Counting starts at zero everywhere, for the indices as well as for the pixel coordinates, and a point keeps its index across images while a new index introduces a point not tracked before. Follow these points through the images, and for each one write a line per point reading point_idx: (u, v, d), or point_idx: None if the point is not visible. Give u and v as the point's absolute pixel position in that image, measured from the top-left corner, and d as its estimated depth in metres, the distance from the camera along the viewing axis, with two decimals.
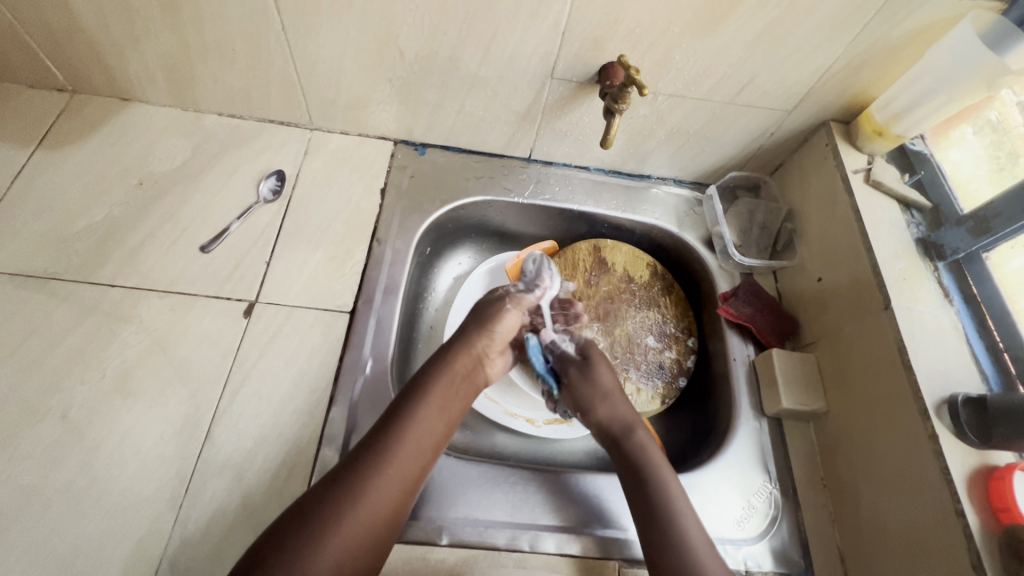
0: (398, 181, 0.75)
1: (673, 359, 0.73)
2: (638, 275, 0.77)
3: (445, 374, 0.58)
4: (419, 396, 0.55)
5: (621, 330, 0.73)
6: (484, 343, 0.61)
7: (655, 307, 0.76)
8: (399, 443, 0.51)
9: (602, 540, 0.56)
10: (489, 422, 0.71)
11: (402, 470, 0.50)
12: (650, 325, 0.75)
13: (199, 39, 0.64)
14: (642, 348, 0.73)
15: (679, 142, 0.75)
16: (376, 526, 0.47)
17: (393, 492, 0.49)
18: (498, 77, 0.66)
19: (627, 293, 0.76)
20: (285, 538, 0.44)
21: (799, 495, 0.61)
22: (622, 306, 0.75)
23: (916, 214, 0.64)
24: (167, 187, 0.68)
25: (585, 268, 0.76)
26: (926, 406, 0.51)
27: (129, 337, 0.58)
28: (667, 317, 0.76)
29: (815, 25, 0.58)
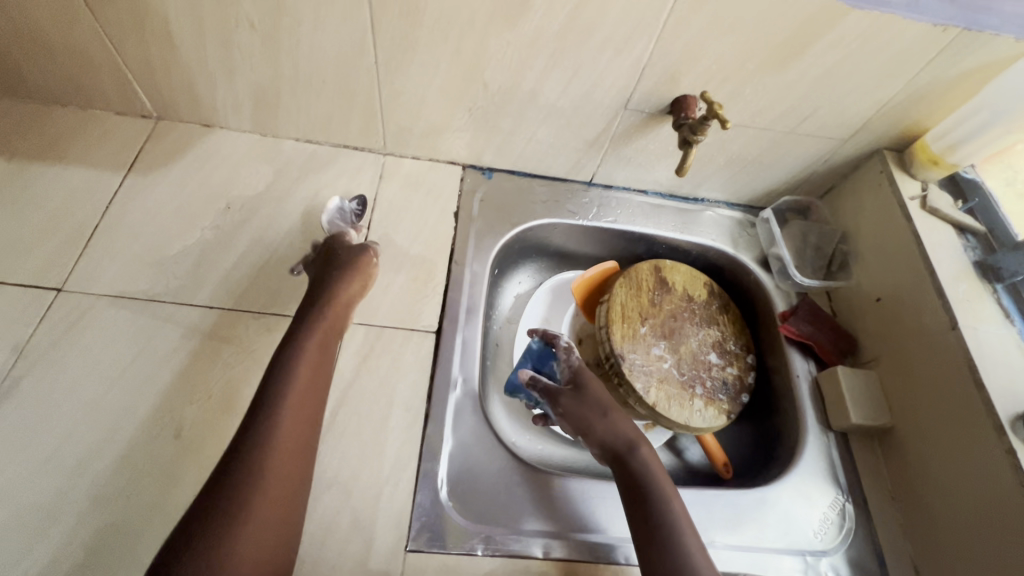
0: (469, 205, 0.78)
1: (736, 375, 0.76)
2: (698, 294, 0.80)
3: (308, 337, 0.57)
4: (290, 361, 0.54)
5: (686, 348, 0.76)
6: (347, 292, 0.61)
7: (715, 325, 0.79)
8: (283, 413, 0.50)
9: (590, 544, 0.57)
10: (561, 438, 0.74)
11: (289, 460, 0.49)
12: (712, 342, 0.77)
13: (291, 71, 0.67)
14: (705, 365, 0.75)
15: (737, 167, 0.79)
16: (283, 497, 0.47)
17: (285, 462, 0.48)
18: (573, 107, 0.70)
19: (688, 311, 0.78)
20: (202, 526, 0.43)
21: (870, 507, 0.64)
22: (685, 324, 0.77)
23: (971, 238, 0.68)
24: (254, 211, 0.71)
25: (649, 288, 0.78)
26: (1001, 422, 0.54)
27: (232, 358, 0.60)
28: (726, 335, 0.79)
29: (878, 63, 0.62)
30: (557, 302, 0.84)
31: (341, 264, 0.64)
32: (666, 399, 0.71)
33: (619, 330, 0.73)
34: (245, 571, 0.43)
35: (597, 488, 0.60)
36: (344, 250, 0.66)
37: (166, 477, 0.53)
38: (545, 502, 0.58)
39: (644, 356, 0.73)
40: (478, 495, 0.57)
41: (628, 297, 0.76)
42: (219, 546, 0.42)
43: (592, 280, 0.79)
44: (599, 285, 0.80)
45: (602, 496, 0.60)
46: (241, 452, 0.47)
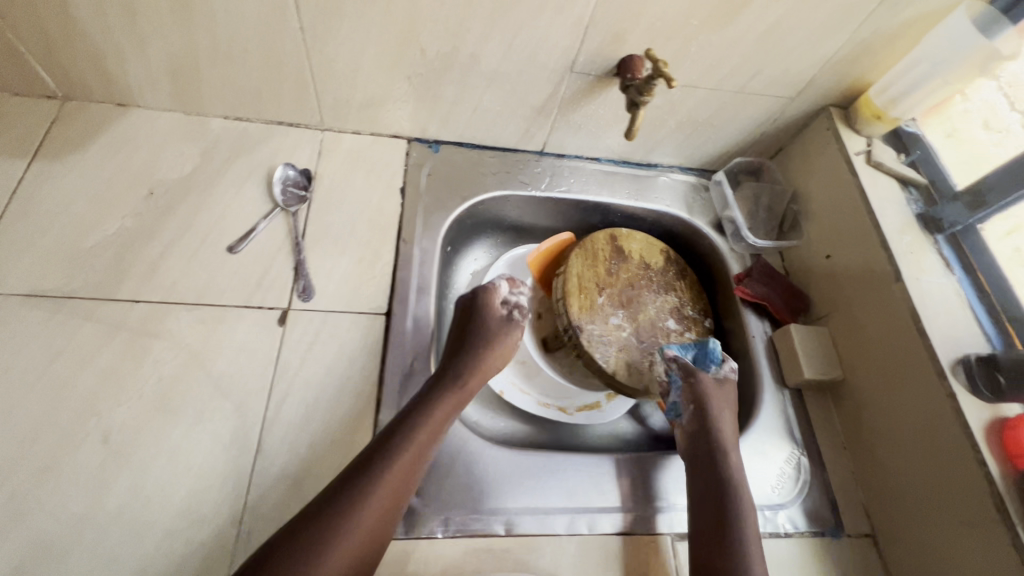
0: (416, 180, 0.74)
1: (694, 340, 0.76)
2: (654, 261, 0.79)
3: (438, 403, 0.56)
4: (423, 408, 0.55)
5: (645, 315, 0.75)
6: (485, 371, 0.63)
7: (673, 291, 0.78)
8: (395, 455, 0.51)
9: (643, 518, 0.58)
10: (521, 413, 0.73)
11: (395, 485, 0.50)
12: (670, 309, 0.77)
13: (210, 40, 0.61)
14: (664, 332, 0.75)
15: (688, 130, 0.78)
16: (377, 526, 0.48)
17: (384, 503, 0.49)
18: (517, 72, 0.67)
19: (646, 279, 0.77)
20: (286, 548, 0.45)
21: (824, 459, 0.65)
22: (643, 292, 0.77)
23: (913, 191, 0.69)
24: (180, 196, 0.66)
25: (605, 257, 0.76)
26: (942, 367, 0.56)
27: (164, 354, 0.56)
28: (683, 301, 0.78)
29: (822, 16, 0.61)
30: (513, 277, 0.82)
31: (487, 338, 0.64)
32: (626, 368, 0.70)
33: (576, 304, 0.71)
34: None
35: (555, 462, 0.59)
36: (493, 309, 0.66)
37: (96, 485, 0.49)
38: (504, 481, 0.57)
39: (602, 327, 0.72)
40: (435, 477, 0.56)
41: (583, 267, 0.74)
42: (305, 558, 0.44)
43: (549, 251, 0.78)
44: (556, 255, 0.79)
45: (572, 469, 0.59)
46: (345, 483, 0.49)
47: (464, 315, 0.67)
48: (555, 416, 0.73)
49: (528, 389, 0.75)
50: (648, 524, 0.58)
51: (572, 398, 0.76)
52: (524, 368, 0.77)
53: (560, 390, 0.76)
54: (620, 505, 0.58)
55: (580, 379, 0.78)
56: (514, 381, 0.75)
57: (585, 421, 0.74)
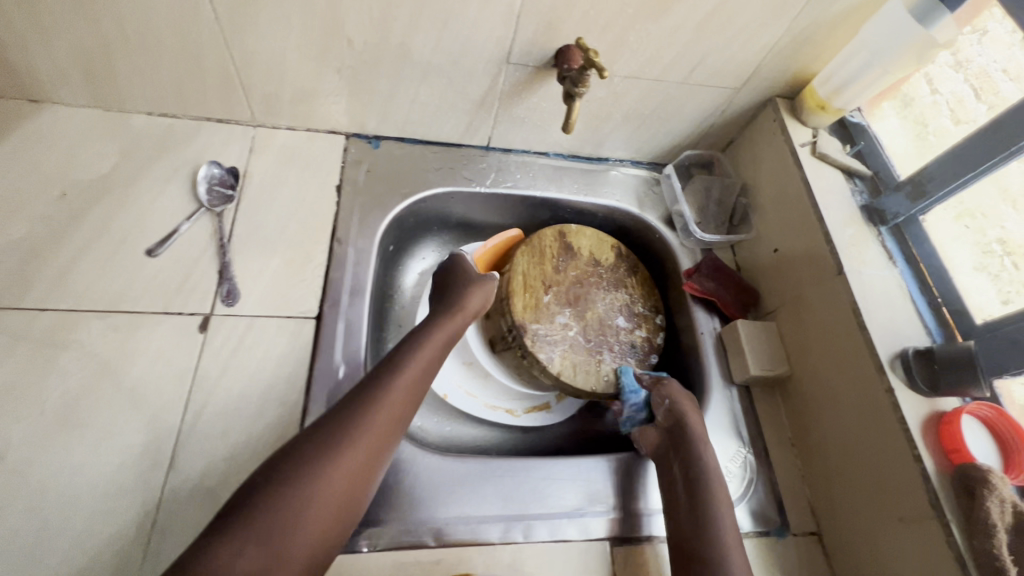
0: (354, 177, 0.72)
1: (644, 337, 0.74)
2: (604, 258, 0.77)
3: (429, 333, 0.58)
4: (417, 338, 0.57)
5: (593, 313, 0.73)
6: (467, 303, 0.63)
7: (623, 288, 0.76)
8: (372, 409, 0.49)
9: (581, 525, 0.56)
10: (468, 417, 0.72)
11: (399, 398, 0.52)
12: (620, 306, 0.75)
13: (120, 32, 0.57)
14: (613, 329, 0.73)
15: (636, 123, 0.76)
16: (377, 446, 0.49)
17: (386, 418, 0.50)
18: (452, 64, 0.64)
19: (595, 277, 0.75)
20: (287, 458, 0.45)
21: (769, 456, 0.64)
22: (592, 289, 0.74)
23: (859, 182, 0.69)
24: (97, 197, 0.62)
25: (552, 255, 0.74)
26: (881, 361, 0.55)
27: (71, 365, 0.53)
28: (634, 298, 0.76)
29: (760, 3, 0.59)
30: None
31: (466, 277, 0.66)
32: (571, 368, 0.68)
33: (520, 304, 0.69)
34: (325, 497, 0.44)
35: (490, 468, 0.57)
36: (468, 268, 0.67)
37: None
38: (436, 489, 0.55)
39: (548, 326, 0.69)
40: None
41: (529, 265, 0.72)
42: (306, 463, 0.45)
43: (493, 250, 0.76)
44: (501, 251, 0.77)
45: (511, 474, 0.57)
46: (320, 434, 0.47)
47: (440, 279, 0.67)
48: (502, 418, 0.73)
49: (474, 392, 0.73)
50: (587, 530, 0.56)
51: (521, 400, 0.75)
52: (471, 370, 0.74)
53: (508, 392, 0.75)
54: (563, 511, 0.56)
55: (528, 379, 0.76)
56: (460, 385, 0.73)
57: (531, 423, 0.74)
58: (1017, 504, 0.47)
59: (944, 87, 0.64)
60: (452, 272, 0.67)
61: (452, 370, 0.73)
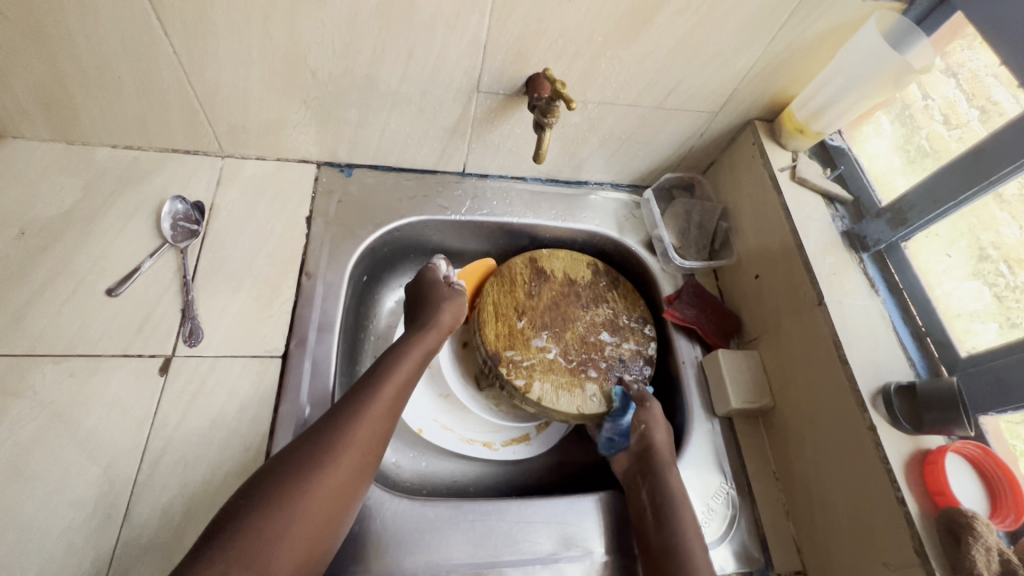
0: (325, 208, 0.70)
1: (633, 350, 0.70)
2: (581, 276, 0.74)
3: (404, 352, 0.58)
4: (391, 359, 0.57)
5: (573, 333, 0.70)
6: (441, 319, 0.63)
7: (604, 303, 0.73)
8: (355, 425, 0.50)
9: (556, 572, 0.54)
10: (445, 451, 0.70)
11: (375, 420, 0.51)
12: (602, 321, 0.71)
13: (77, 68, 0.56)
14: (598, 346, 0.69)
15: (613, 147, 0.74)
16: (356, 466, 0.49)
17: (364, 440, 0.50)
18: (420, 93, 0.63)
19: (572, 297, 0.72)
20: (270, 478, 0.45)
21: (753, 490, 0.62)
22: (570, 309, 0.71)
23: (840, 207, 0.67)
24: (57, 235, 0.61)
25: (524, 281, 0.72)
26: (862, 397, 0.53)
27: (23, 415, 0.51)
28: (619, 311, 0.73)
29: (732, 30, 0.58)
30: None
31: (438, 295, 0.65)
32: (554, 391, 0.65)
33: (491, 332, 0.67)
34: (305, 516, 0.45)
35: (461, 512, 0.55)
36: (440, 283, 0.67)
37: None
38: (405, 537, 0.53)
39: (524, 352, 0.66)
40: None
41: (500, 294, 0.70)
42: (288, 484, 0.45)
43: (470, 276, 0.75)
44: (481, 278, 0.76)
45: (484, 517, 0.55)
46: (304, 452, 0.47)
47: (414, 293, 0.68)
48: (479, 452, 0.70)
49: (450, 425, 0.71)
50: None
51: (500, 432, 0.72)
52: (448, 402, 0.72)
53: (486, 424, 0.72)
54: (540, 557, 0.54)
55: (510, 409, 0.73)
56: (436, 418, 0.71)
57: (510, 456, 0.71)
58: (1003, 550, 0.45)
59: (937, 93, 0.61)
60: (424, 285, 0.67)
61: (426, 403, 0.71)
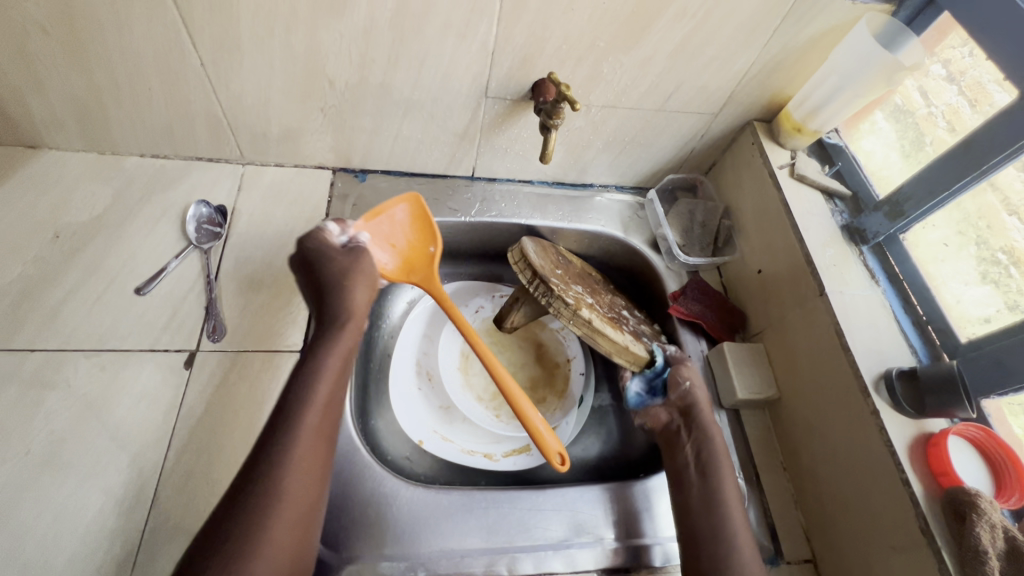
0: (340, 211, 0.73)
1: (651, 330, 0.72)
2: (594, 273, 0.76)
3: (332, 340, 0.56)
4: (325, 344, 0.56)
5: (602, 296, 0.71)
6: (353, 309, 0.59)
7: (619, 295, 0.76)
8: (302, 422, 0.49)
9: (568, 557, 0.55)
10: (445, 464, 0.69)
11: (321, 408, 0.51)
12: (620, 303, 0.73)
13: (111, 81, 0.60)
14: (624, 315, 0.71)
15: (617, 149, 0.77)
16: (312, 454, 0.48)
17: (315, 425, 0.50)
18: (431, 100, 0.66)
19: (592, 278, 0.74)
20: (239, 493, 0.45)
21: (762, 481, 0.63)
22: (593, 285, 0.72)
23: (839, 203, 0.69)
24: (88, 238, 0.64)
25: (552, 251, 0.70)
26: (866, 383, 0.54)
27: (58, 406, 0.54)
28: (630, 304, 0.75)
29: (729, 34, 0.61)
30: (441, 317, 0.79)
31: (342, 273, 0.60)
32: (601, 320, 0.64)
33: (539, 258, 0.65)
34: (284, 513, 0.45)
35: (474, 500, 0.57)
36: (334, 255, 0.61)
37: None
38: (421, 524, 0.54)
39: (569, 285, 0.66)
40: (341, 519, 0.53)
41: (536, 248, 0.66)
42: (257, 492, 0.45)
43: (379, 231, 0.66)
44: (417, 223, 0.67)
45: (496, 504, 0.57)
46: (253, 485, 0.45)
47: (308, 277, 0.60)
48: (478, 463, 0.68)
49: (451, 436, 0.70)
50: (573, 562, 0.55)
51: (501, 442, 0.72)
52: (449, 414, 0.72)
53: (486, 435, 0.72)
54: (553, 543, 0.55)
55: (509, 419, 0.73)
56: (436, 430, 0.70)
57: (511, 466, 0.69)
58: (1008, 528, 0.46)
59: (939, 100, 0.63)
60: (319, 266, 0.60)
61: (427, 415, 0.71)
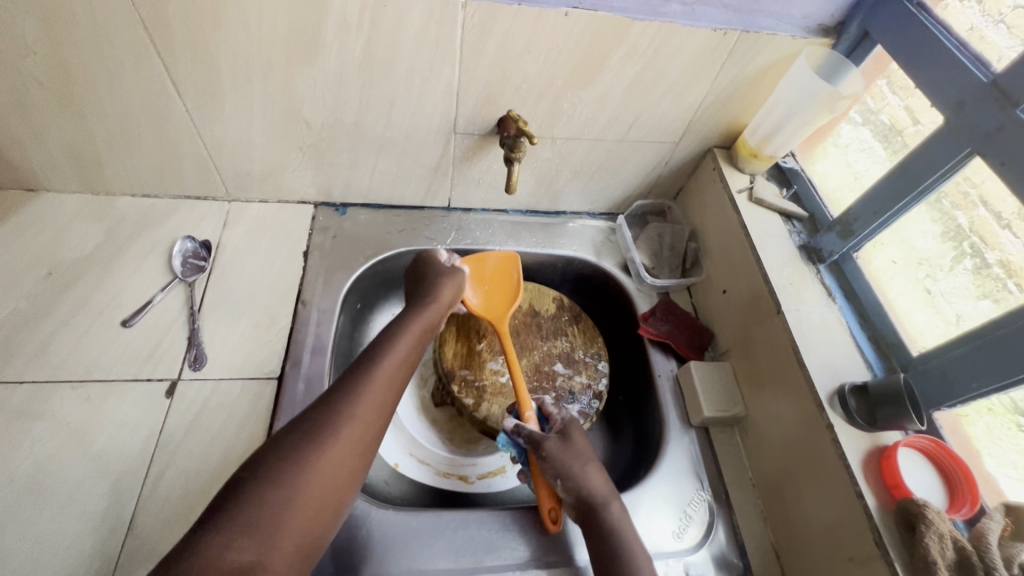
0: (321, 242, 0.77)
1: (584, 383, 0.74)
2: (545, 308, 0.80)
3: (416, 315, 0.62)
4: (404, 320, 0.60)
5: (529, 360, 0.75)
6: (435, 299, 0.65)
7: (563, 336, 0.78)
8: (374, 372, 0.53)
9: None
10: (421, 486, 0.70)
11: (394, 369, 0.54)
12: (558, 353, 0.76)
13: (103, 127, 0.64)
14: (551, 375, 0.74)
15: (585, 178, 0.80)
16: (378, 412, 0.51)
17: (386, 382, 0.53)
18: (404, 137, 0.70)
19: (531, 328, 0.78)
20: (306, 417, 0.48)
21: (731, 498, 0.64)
22: (530, 338, 0.77)
23: (797, 224, 0.72)
24: (79, 274, 0.68)
25: None
26: (820, 398, 0.56)
27: (43, 435, 0.56)
28: (575, 346, 0.77)
29: (680, 69, 0.64)
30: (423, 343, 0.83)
31: (433, 274, 0.68)
32: (500, 411, 0.70)
33: (451, 348, 0.74)
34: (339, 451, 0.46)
35: (443, 521, 0.58)
36: (437, 260, 0.69)
37: None
38: (389, 546, 0.55)
39: (477, 372, 0.72)
40: None
41: (464, 318, 0.77)
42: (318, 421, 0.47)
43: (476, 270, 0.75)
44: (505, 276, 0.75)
45: (465, 525, 0.58)
46: (315, 414, 0.48)
47: (412, 271, 0.70)
48: (453, 485, 0.71)
49: (427, 459, 0.72)
50: None
51: (476, 465, 0.74)
52: (428, 435, 0.75)
53: (461, 458, 0.74)
54: (521, 564, 0.56)
55: (462, 444, 0.75)
56: (412, 453, 0.72)
57: (485, 489, 0.72)
58: (957, 538, 0.47)
59: (924, 118, 0.58)
60: (424, 263, 0.69)
61: (405, 438, 0.73)
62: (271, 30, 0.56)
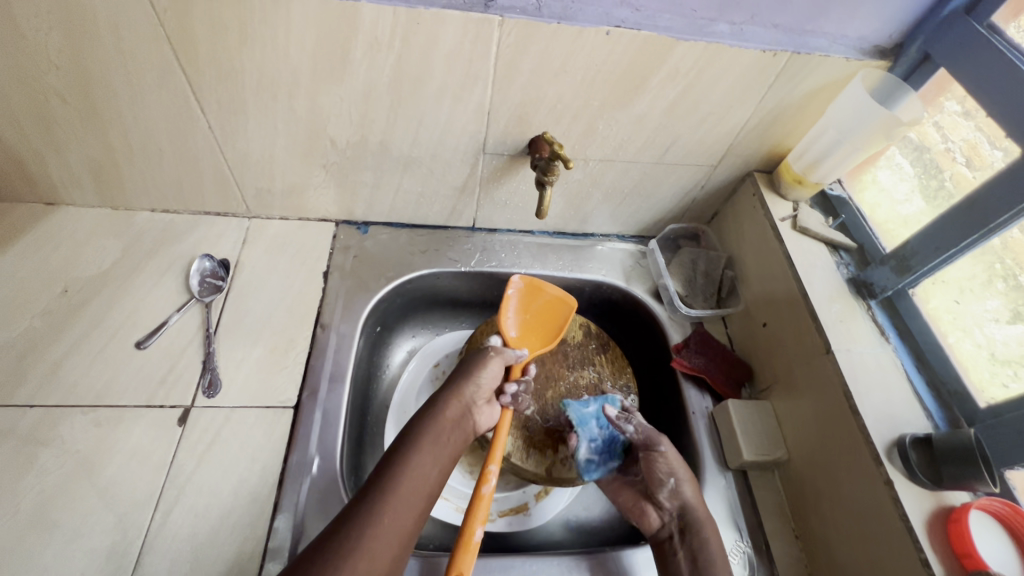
0: (342, 262, 0.74)
1: None
2: (571, 336, 0.76)
3: (454, 395, 0.60)
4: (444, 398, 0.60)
5: (554, 391, 0.72)
6: (473, 390, 0.61)
7: (590, 366, 0.74)
8: (410, 461, 0.53)
9: None
10: (439, 523, 0.67)
11: (430, 457, 0.55)
12: (584, 385, 0.73)
13: (124, 143, 0.62)
14: None
15: (617, 200, 0.77)
16: (414, 505, 0.51)
17: (422, 474, 0.53)
18: (430, 156, 0.67)
19: (557, 357, 0.74)
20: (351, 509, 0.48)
21: (773, 551, 0.59)
22: (556, 368, 0.74)
23: (844, 255, 0.68)
24: (95, 291, 0.66)
25: None
26: (877, 451, 0.51)
27: (50, 463, 0.54)
28: (603, 376, 0.74)
29: (724, 91, 0.61)
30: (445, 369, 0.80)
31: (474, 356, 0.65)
32: (523, 448, 0.66)
33: None
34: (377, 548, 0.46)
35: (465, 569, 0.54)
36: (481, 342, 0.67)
37: None
38: None
39: None
40: None
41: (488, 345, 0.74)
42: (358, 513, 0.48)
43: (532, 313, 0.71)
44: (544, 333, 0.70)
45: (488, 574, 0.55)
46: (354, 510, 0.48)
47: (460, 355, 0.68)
48: None
49: (446, 494, 0.69)
50: None
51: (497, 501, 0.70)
52: None
53: None
54: None
55: None
56: None
57: (506, 528, 0.68)
58: None
59: (956, 136, 0.59)
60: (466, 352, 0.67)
61: None
62: (299, 48, 0.53)
